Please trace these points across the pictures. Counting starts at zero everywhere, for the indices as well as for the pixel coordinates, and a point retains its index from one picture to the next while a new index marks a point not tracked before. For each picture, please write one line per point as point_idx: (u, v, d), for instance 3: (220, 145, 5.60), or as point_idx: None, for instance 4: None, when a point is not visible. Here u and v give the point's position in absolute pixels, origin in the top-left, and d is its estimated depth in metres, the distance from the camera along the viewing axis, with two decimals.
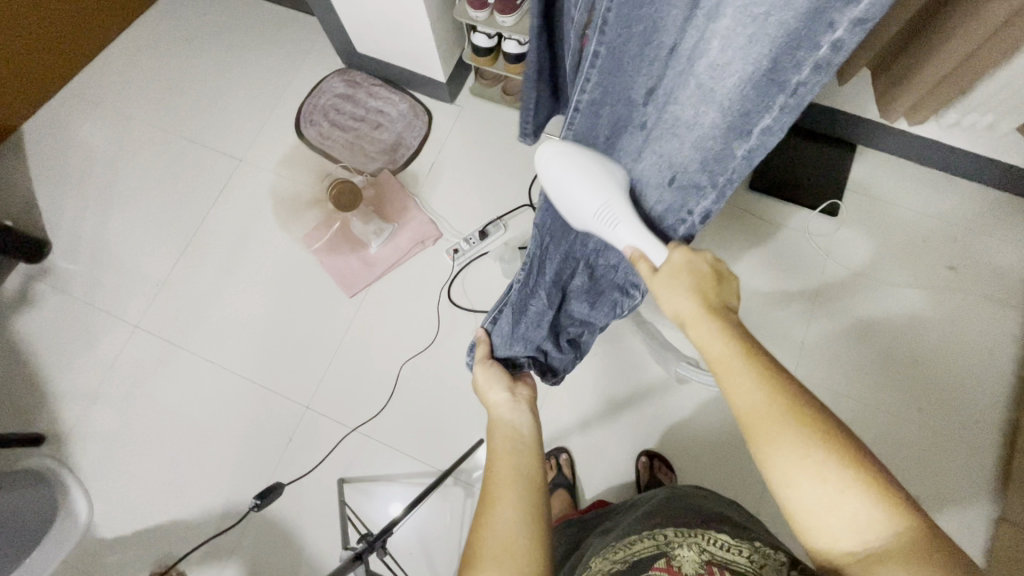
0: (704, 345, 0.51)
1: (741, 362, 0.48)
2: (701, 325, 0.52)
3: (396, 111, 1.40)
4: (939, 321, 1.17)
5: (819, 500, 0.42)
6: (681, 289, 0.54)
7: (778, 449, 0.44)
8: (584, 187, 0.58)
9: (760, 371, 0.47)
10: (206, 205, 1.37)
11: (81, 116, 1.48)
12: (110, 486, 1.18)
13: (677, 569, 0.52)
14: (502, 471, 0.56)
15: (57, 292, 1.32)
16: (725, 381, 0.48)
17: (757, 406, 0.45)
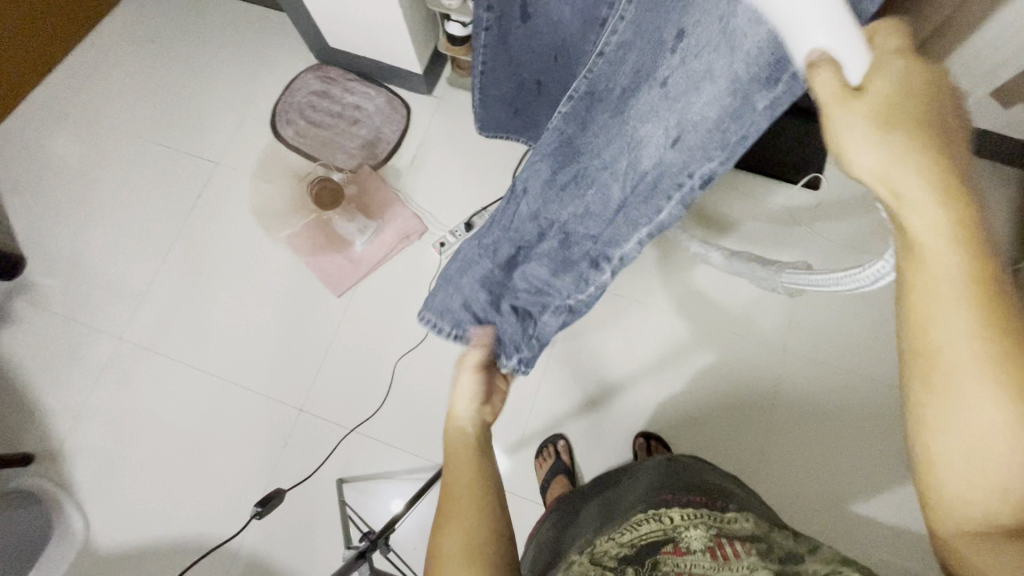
0: (914, 199, 0.37)
1: (955, 234, 0.36)
2: (892, 150, 0.37)
3: (373, 105, 1.38)
4: None
5: (970, 395, 0.38)
6: (889, 131, 0.37)
7: (948, 321, 0.38)
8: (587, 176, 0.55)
9: (968, 240, 0.36)
10: (185, 211, 1.34)
11: (48, 126, 1.43)
12: (104, 502, 1.16)
13: (686, 549, 0.55)
14: (457, 492, 0.60)
15: (37, 309, 1.29)
16: (908, 222, 0.37)
17: (953, 278, 0.37)
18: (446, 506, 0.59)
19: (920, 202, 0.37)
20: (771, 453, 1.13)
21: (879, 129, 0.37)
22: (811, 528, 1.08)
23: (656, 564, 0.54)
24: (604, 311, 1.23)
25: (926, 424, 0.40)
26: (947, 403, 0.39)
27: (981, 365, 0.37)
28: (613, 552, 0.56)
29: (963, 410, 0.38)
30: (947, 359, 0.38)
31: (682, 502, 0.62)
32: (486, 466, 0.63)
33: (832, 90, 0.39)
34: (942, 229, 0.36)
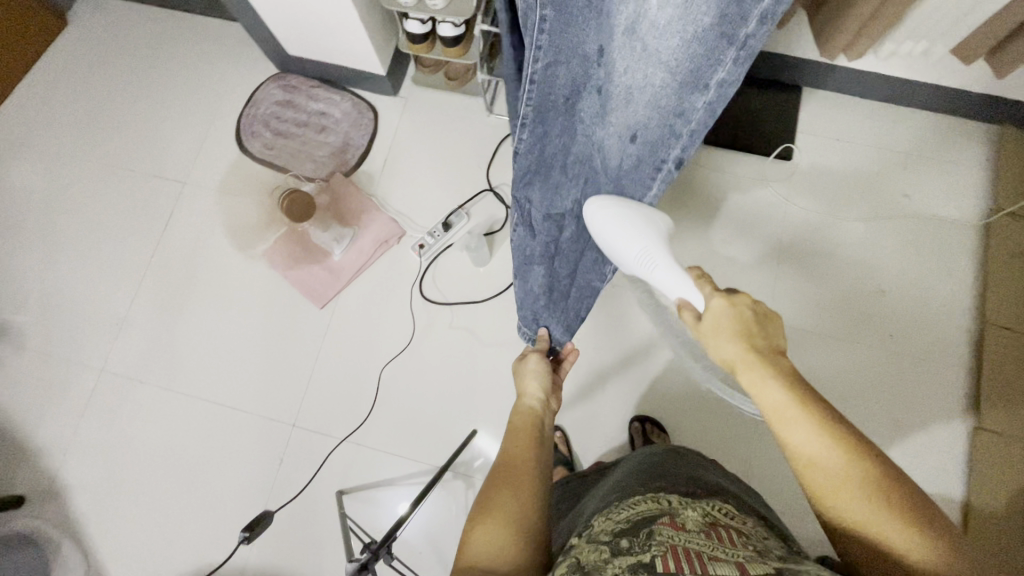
0: (759, 394, 0.51)
1: (797, 411, 0.49)
2: (719, 338, 0.54)
3: (339, 111, 1.36)
4: (900, 249, 1.20)
5: (863, 514, 0.45)
6: (723, 335, 0.54)
7: (798, 440, 0.48)
8: (620, 237, 0.68)
9: (777, 371, 0.51)
10: (156, 234, 1.31)
11: (6, 157, 1.39)
12: (101, 537, 1.14)
13: (682, 524, 0.53)
14: (517, 454, 0.69)
15: (13, 347, 1.26)
16: (741, 376, 0.52)
17: (781, 407, 0.49)
18: (502, 460, 0.69)
19: (740, 362, 0.52)
20: (765, 425, 1.14)
21: (717, 325, 0.55)
22: None
23: (651, 533, 0.51)
24: None
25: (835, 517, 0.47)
26: (835, 502, 0.47)
27: (828, 460, 0.47)
28: (609, 530, 0.55)
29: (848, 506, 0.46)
30: (812, 467, 0.48)
31: (680, 491, 0.62)
32: (544, 445, 0.73)
33: (691, 322, 0.59)
34: (757, 373, 0.51)
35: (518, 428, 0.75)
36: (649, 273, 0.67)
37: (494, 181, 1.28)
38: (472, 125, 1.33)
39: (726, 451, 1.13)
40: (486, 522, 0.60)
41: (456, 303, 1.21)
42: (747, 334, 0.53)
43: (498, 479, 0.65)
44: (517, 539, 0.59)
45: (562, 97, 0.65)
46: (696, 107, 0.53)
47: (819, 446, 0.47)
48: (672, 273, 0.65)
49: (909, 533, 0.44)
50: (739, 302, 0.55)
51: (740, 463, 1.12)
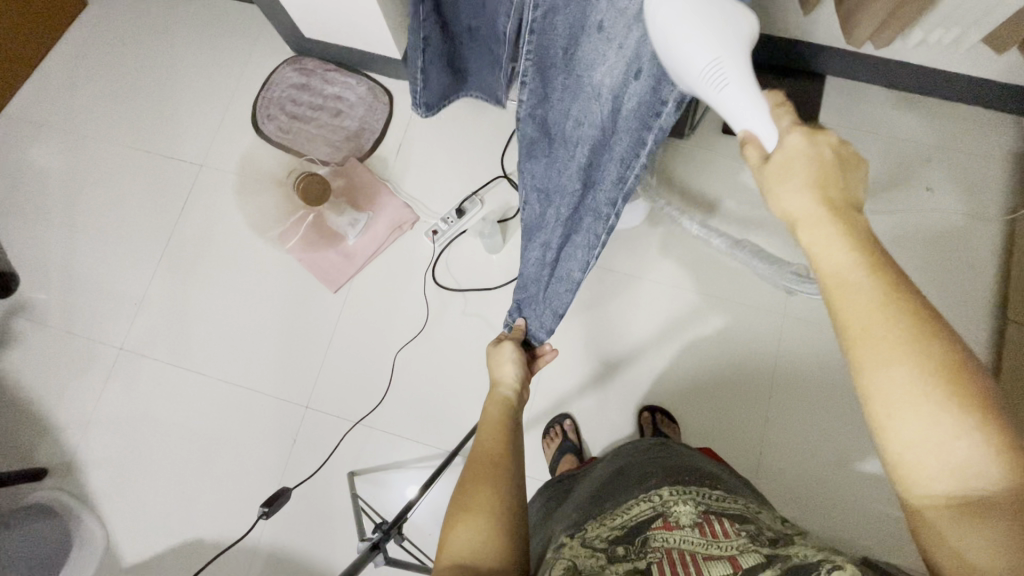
0: (819, 253, 0.43)
1: (863, 274, 0.41)
2: (787, 184, 0.46)
3: (354, 95, 1.35)
4: (921, 244, 1.18)
5: (920, 435, 0.37)
6: (795, 185, 0.45)
7: (856, 308, 0.41)
8: (695, 40, 0.46)
9: (852, 228, 0.43)
10: (174, 215, 1.33)
11: (28, 138, 1.41)
12: (119, 510, 1.17)
13: (676, 524, 0.53)
14: (490, 447, 0.66)
15: (35, 324, 1.29)
16: (801, 233, 0.45)
17: (845, 266, 0.42)
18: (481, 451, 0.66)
19: (807, 212, 0.44)
20: (776, 418, 1.13)
21: (779, 172, 0.47)
22: (822, 488, 1.09)
23: (646, 540, 0.52)
24: (601, 288, 1.23)
25: (875, 414, 0.39)
26: (876, 374, 0.39)
27: (889, 323, 0.39)
28: (603, 535, 0.55)
29: (891, 377, 0.38)
30: (869, 336, 0.40)
31: (670, 480, 0.61)
32: (517, 435, 0.71)
33: (756, 163, 0.49)
34: (823, 228, 0.43)
35: (491, 421, 0.73)
36: (719, 95, 0.48)
37: (509, 168, 1.28)
38: (487, 111, 1.32)
39: (735, 443, 1.13)
40: (463, 517, 0.56)
41: (469, 290, 1.21)
42: (821, 183, 0.45)
43: (472, 474, 0.61)
44: (498, 528, 0.55)
45: (561, 47, 0.61)
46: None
47: (883, 311, 0.40)
48: (749, 96, 0.48)
49: (969, 429, 0.36)
50: (819, 141, 0.47)
51: (749, 455, 1.12)
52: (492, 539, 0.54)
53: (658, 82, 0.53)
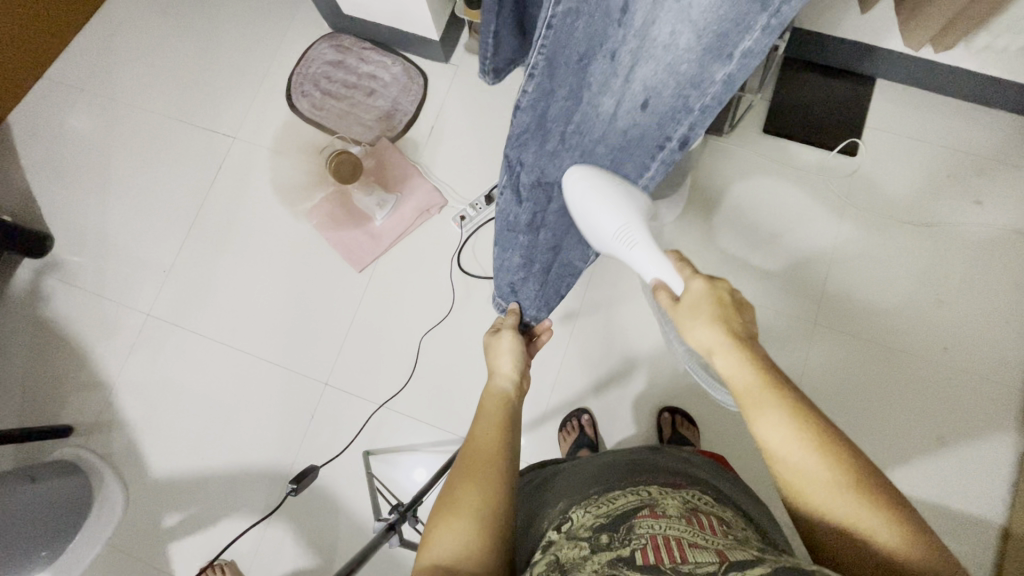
0: (730, 378, 0.51)
1: (770, 398, 0.48)
2: (698, 318, 0.55)
3: (389, 75, 1.34)
4: (964, 259, 1.14)
5: (846, 518, 0.44)
6: (702, 320, 0.54)
7: (775, 436, 0.47)
8: (607, 209, 0.66)
9: (754, 357, 0.51)
10: (204, 186, 1.34)
11: (66, 103, 1.43)
12: (139, 473, 1.20)
13: (661, 513, 0.48)
14: (483, 441, 0.62)
15: (67, 285, 1.32)
16: (717, 361, 0.53)
17: (753, 390, 0.49)
18: (468, 454, 0.61)
19: (718, 346, 0.52)
20: None
21: (693, 308, 0.56)
22: None
23: (631, 527, 0.46)
24: (628, 284, 1.21)
25: (792, 499, 0.48)
26: (800, 480, 0.46)
27: (800, 440, 0.46)
28: (588, 524, 0.50)
29: (806, 483, 0.46)
30: (782, 460, 0.47)
31: (658, 483, 0.56)
32: (513, 429, 0.66)
33: (668, 304, 0.61)
34: (732, 358, 0.51)
35: (487, 413, 0.68)
36: (629, 251, 0.67)
37: None
38: None
39: (755, 450, 1.11)
40: (446, 512, 0.54)
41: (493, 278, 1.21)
42: (724, 316, 0.54)
43: (462, 468, 0.59)
44: (485, 528, 0.53)
45: (574, 55, 0.54)
46: (715, 77, 0.51)
47: (784, 430, 0.47)
48: (651, 253, 0.65)
49: (876, 511, 0.43)
50: (719, 286, 0.56)
51: (768, 464, 1.10)
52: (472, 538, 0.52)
53: (665, 117, 0.59)
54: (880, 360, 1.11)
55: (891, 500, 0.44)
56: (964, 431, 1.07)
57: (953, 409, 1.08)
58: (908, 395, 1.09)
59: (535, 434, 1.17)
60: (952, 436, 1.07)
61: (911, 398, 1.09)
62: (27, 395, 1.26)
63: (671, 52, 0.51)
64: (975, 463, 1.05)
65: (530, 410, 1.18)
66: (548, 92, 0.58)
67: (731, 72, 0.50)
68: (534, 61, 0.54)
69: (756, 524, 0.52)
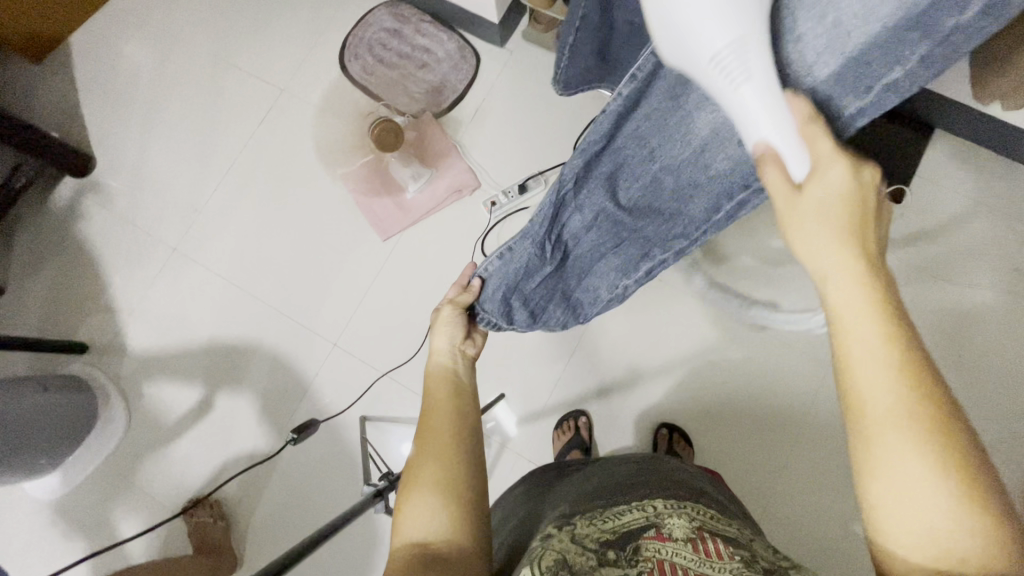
0: (842, 306, 0.41)
1: (891, 348, 0.39)
2: (817, 226, 0.43)
3: (443, 51, 1.34)
4: (991, 324, 1.11)
5: (911, 513, 0.37)
6: (823, 231, 0.43)
7: (882, 390, 0.38)
8: (717, 21, 0.40)
9: (884, 292, 0.41)
10: (246, 132, 1.36)
11: (126, 32, 1.45)
12: (145, 400, 1.24)
13: (668, 536, 0.48)
14: (437, 425, 0.56)
15: (101, 208, 1.35)
16: (830, 284, 0.42)
17: (872, 337, 0.39)
18: (426, 426, 0.56)
19: (839, 262, 0.42)
20: (795, 466, 1.10)
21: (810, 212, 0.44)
22: (830, 549, 1.05)
23: (637, 549, 0.46)
24: (647, 295, 1.20)
25: (871, 467, 0.39)
26: (886, 454, 0.38)
27: (906, 400, 0.38)
28: (594, 535, 0.49)
29: (899, 444, 0.37)
30: (886, 431, 0.38)
31: (662, 495, 0.55)
32: (467, 400, 0.61)
33: (777, 186, 0.45)
34: (858, 285, 0.41)
35: (436, 392, 0.61)
36: (734, 89, 0.43)
37: None
38: None
39: (744, 480, 1.10)
40: (415, 485, 0.51)
41: None
42: (860, 229, 0.42)
43: (420, 440, 0.55)
44: (459, 501, 0.50)
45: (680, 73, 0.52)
46: (841, 112, 0.46)
47: (895, 386, 0.38)
48: (763, 97, 0.43)
49: (968, 507, 0.36)
50: (861, 177, 0.44)
51: (756, 496, 1.09)
52: (448, 517, 0.49)
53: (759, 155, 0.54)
54: None
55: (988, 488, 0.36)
56: None
57: None
58: None
59: (530, 428, 1.18)
60: None
61: None
62: (49, 309, 1.30)
63: (796, 79, 0.46)
64: None
65: (529, 404, 1.19)
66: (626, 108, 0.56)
67: (860, 105, 0.46)
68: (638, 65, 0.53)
69: (763, 539, 0.52)
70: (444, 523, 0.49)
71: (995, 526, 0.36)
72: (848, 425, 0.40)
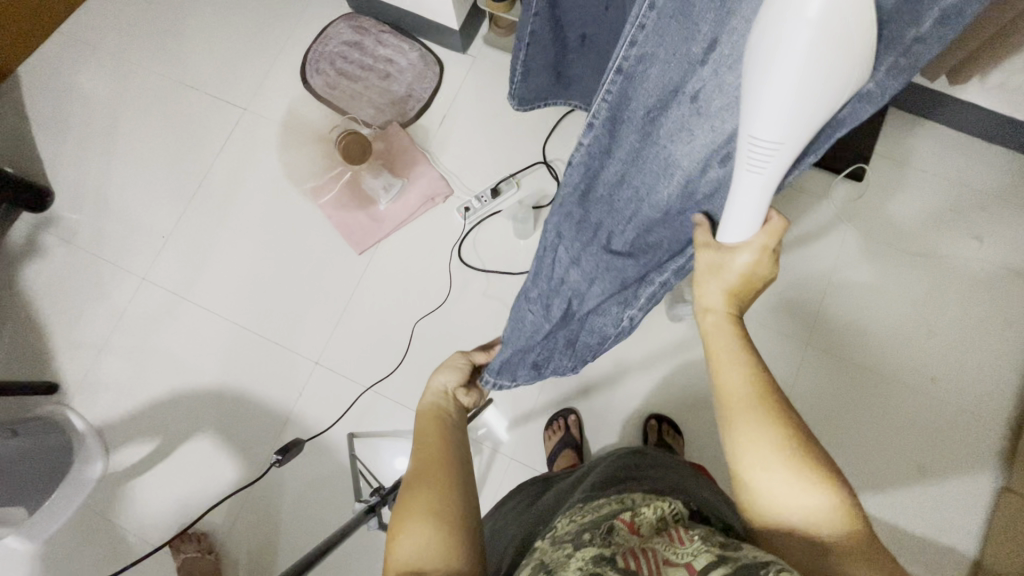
0: (721, 369, 0.54)
1: (752, 400, 0.50)
2: (709, 281, 0.58)
3: (405, 60, 1.34)
4: (959, 291, 1.15)
5: (785, 501, 0.46)
6: (713, 287, 0.58)
7: (749, 427, 0.49)
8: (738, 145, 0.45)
9: (750, 351, 0.54)
10: (210, 154, 1.33)
11: (78, 60, 1.42)
12: (124, 436, 1.20)
13: (639, 525, 0.47)
14: (426, 455, 0.57)
15: (63, 243, 1.31)
16: (706, 319, 0.58)
17: (738, 385, 0.51)
18: (413, 458, 0.57)
19: (716, 308, 0.57)
20: None
21: (710, 269, 0.57)
22: None
23: (611, 532, 0.46)
24: None
25: (752, 492, 0.48)
26: (757, 474, 0.48)
27: (764, 429, 0.48)
28: (571, 529, 0.49)
29: (769, 467, 0.47)
30: (758, 463, 0.47)
31: (639, 488, 0.55)
32: (456, 431, 0.62)
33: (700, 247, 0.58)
34: (726, 326, 0.56)
35: (424, 423, 0.62)
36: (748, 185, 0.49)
37: (549, 152, 1.26)
38: None
39: (734, 464, 1.11)
40: (409, 507, 0.51)
41: (492, 271, 1.20)
42: (736, 290, 0.57)
43: (408, 473, 0.55)
44: (448, 528, 0.50)
45: (643, 108, 0.49)
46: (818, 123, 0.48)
47: (758, 424, 0.48)
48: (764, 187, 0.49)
49: (821, 492, 0.45)
50: (761, 261, 0.56)
51: None
52: (439, 546, 0.48)
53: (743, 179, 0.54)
54: (868, 385, 1.12)
55: (838, 482, 0.46)
56: (945, 462, 1.08)
57: (937, 442, 1.08)
58: (892, 422, 1.10)
59: (521, 430, 1.17)
60: (931, 465, 1.08)
61: (894, 425, 1.10)
62: (15, 350, 1.25)
63: None
64: (953, 494, 1.06)
65: (518, 406, 1.18)
66: (605, 148, 0.53)
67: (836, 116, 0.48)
68: (595, 111, 0.49)
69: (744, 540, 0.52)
70: (433, 554, 0.48)
71: (846, 507, 0.45)
72: (735, 470, 0.49)
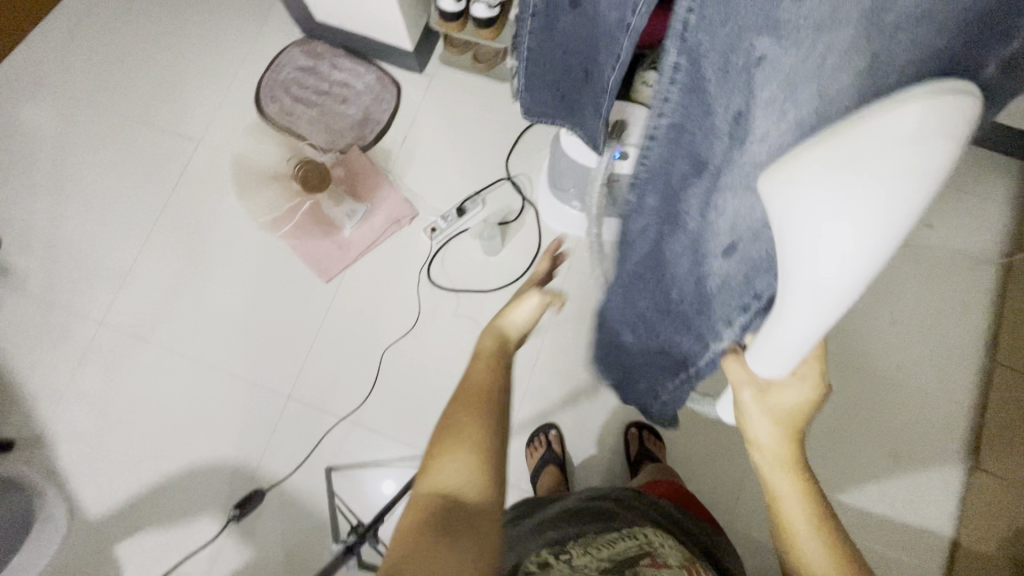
0: (773, 493, 0.50)
1: (804, 526, 0.48)
2: (759, 421, 0.48)
3: (362, 83, 1.33)
4: (917, 279, 1.18)
5: None
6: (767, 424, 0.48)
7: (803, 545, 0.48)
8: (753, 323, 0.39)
9: (801, 473, 0.48)
10: (166, 189, 1.29)
11: (20, 100, 1.36)
12: (88, 489, 1.14)
13: (661, 563, 0.52)
14: (471, 379, 0.56)
15: (13, 290, 1.25)
16: (757, 452, 0.50)
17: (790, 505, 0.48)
18: (460, 380, 0.56)
19: (767, 446, 0.49)
20: None
21: (760, 403, 0.47)
22: None
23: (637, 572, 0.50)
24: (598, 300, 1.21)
25: None
26: None
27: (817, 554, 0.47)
28: (594, 564, 0.52)
29: None
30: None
31: (648, 527, 0.61)
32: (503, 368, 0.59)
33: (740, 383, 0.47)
34: (784, 465, 0.49)
35: (480, 351, 0.60)
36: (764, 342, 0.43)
37: (512, 168, 1.26)
38: (495, 111, 1.30)
39: (717, 467, 1.12)
40: (450, 442, 0.49)
41: (463, 291, 1.19)
42: (794, 426, 0.47)
43: (451, 401, 0.54)
44: (485, 464, 0.49)
45: (676, 175, 0.45)
46: None
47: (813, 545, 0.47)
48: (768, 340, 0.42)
49: None
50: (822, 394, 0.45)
51: (731, 480, 1.10)
52: (476, 477, 0.48)
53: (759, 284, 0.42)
54: (839, 377, 1.14)
55: None
56: (918, 447, 1.10)
57: (909, 429, 1.11)
58: (864, 412, 1.12)
59: None
60: (905, 452, 1.10)
61: (866, 415, 1.12)
62: None
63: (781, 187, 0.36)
64: (928, 479, 1.08)
65: None
66: (642, 205, 0.50)
67: None
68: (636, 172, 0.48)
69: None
70: (469, 485, 0.47)
71: None
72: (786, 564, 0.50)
